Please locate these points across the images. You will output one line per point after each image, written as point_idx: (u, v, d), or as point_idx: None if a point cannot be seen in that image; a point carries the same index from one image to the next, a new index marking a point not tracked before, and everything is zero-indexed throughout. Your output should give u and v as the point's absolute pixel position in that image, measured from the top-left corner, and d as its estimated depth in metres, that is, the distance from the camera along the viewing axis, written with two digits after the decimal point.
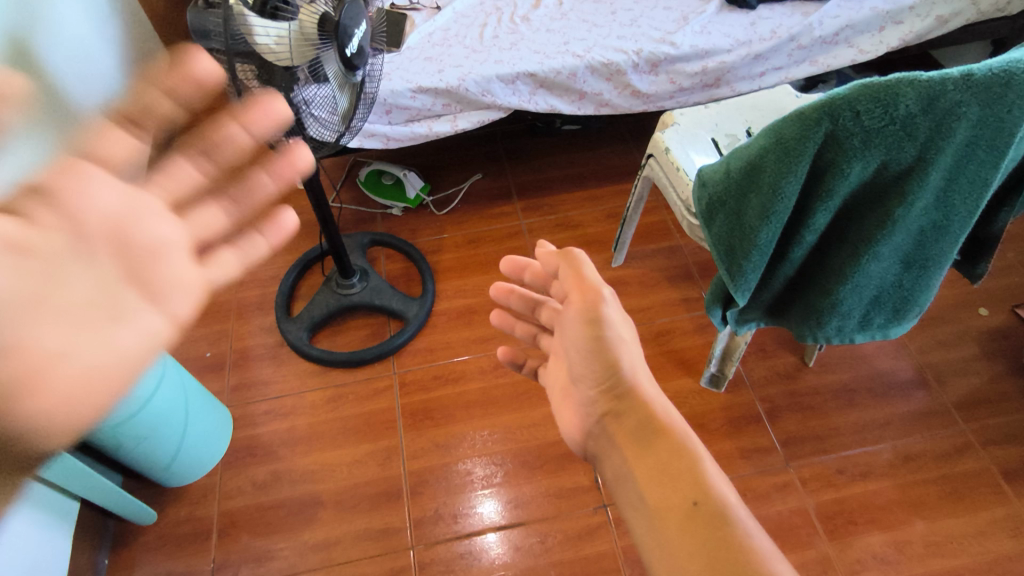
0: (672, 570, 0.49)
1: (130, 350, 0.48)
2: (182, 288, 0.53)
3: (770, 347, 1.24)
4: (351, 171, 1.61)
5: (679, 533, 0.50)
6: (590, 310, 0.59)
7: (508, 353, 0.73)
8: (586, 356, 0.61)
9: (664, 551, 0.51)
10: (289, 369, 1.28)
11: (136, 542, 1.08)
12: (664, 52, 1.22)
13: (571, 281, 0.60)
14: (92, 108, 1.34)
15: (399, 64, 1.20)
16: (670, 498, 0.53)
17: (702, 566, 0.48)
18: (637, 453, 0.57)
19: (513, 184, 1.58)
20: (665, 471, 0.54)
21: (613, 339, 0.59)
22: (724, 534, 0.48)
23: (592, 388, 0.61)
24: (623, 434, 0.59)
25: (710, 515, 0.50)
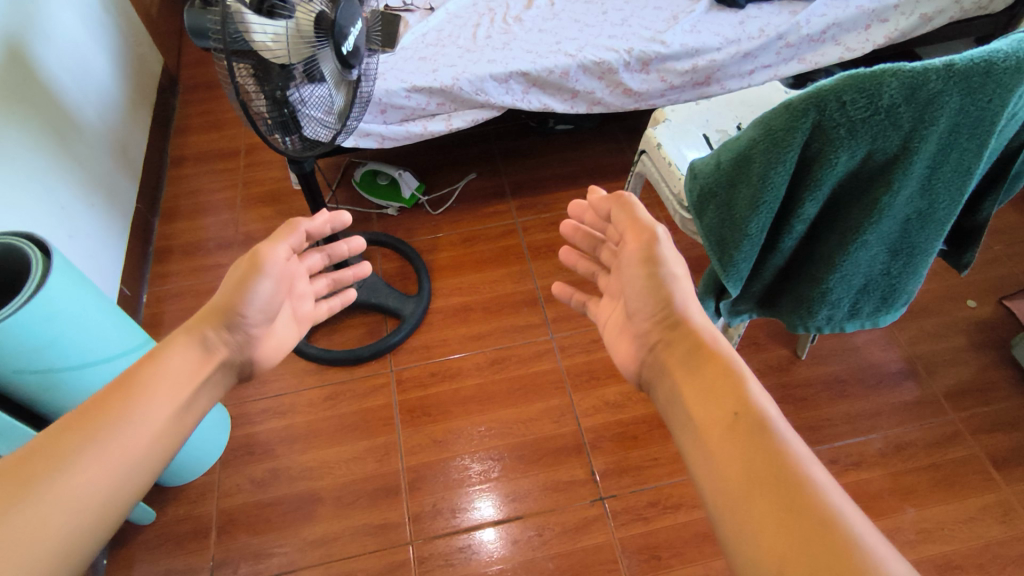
0: (713, 474, 0.51)
1: (275, 340, 0.71)
2: (301, 323, 0.76)
3: (763, 341, 1.26)
4: (346, 171, 1.62)
5: (721, 442, 0.52)
6: (646, 249, 0.66)
7: (561, 288, 0.80)
8: (641, 292, 0.67)
9: (705, 459, 0.53)
10: (286, 367, 1.29)
11: (135, 541, 1.08)
12: (655, 50, 1.24)
13: (626, 224, 0.69)
14: (88, 111, 1.35)
15: (393, 64, 1.22)
16: (713, 412, 0.55)
17: (739, 469, 0.49)
18: (686, 375, 0.60)
19: (507, 183, 1.59)
20: (712, 388, 0.57)
21: (667, 276, 0.65)
22: (762, 442, 0.50)
23: (647, 320, 0.66)
24: (672, 358, 0.62)
25: (751, 425, 0.51)
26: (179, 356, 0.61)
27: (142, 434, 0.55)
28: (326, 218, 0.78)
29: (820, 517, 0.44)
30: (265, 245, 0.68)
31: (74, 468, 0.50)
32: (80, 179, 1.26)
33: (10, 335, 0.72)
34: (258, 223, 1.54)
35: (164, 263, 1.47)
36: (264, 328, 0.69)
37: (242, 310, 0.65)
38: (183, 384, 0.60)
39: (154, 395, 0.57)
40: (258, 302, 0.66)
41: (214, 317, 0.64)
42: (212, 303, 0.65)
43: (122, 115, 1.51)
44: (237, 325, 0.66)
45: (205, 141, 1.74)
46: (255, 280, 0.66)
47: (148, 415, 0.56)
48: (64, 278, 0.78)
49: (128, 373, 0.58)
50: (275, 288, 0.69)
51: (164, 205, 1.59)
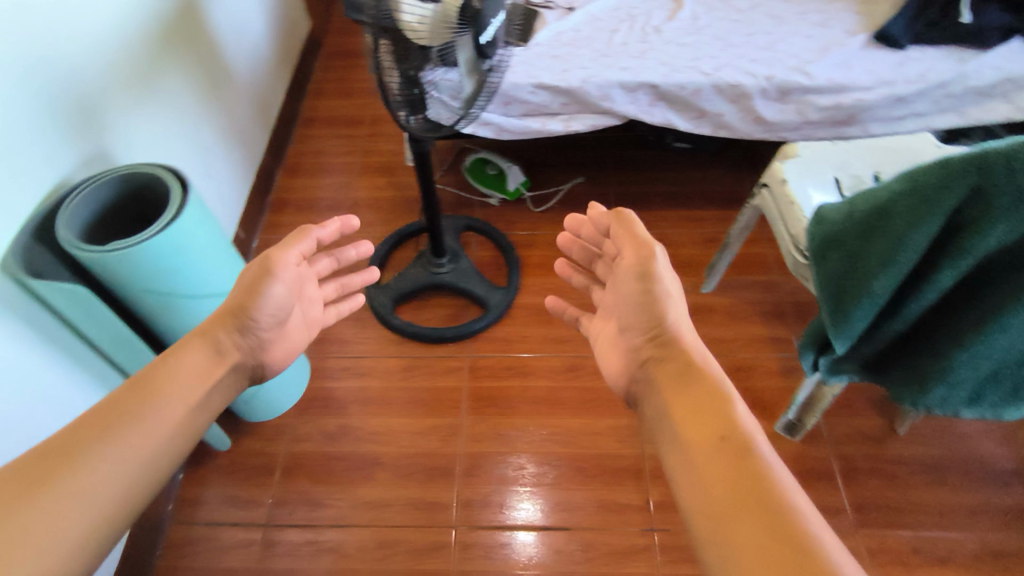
0: (699, 495, 0.51)
1: (286, 346, 0.75)
2: (309, 327, 0.79)
3: (858, 405, 1.17)
4: (459, 156, 1.66)
5: (708, 463, 0.52)
6: (644, 266, 0.67)
7: (554, 303, 0.82)
8: (635, 306, 0.68)
9: (693, 480, 0.53)
10: (370, 333, 1.34)
11: (210, 464, 1.17)
12: (797, 81, 1.18)
13: (625, 238, 0.70)
14: (239, 64, 1.46)
15: (525, 58, 1.23)
16: (701, 431, 0.55)
17: (725, 491, 0.50)
18: (675, 394, 0.60)
19: (613, 193, 1.57)
20: (699, 410, 0.57)
21: (660, 293, 0.66)
22: (747, 464, 0.50)
23: (639, 336, 0.67)
24: (661, 379, 0.62)
25: (736, 447, 0.52)
26: (195, 354, 0.65)
27: (155, 434, 0.58)
28: (337, 224, 0.77)
29: (801, 543, 0.44)
30: (277, 254, 0.71)
31: (89, 465, 0.54)
32: (222, 125, 1.36)
33: (145, 256, 0.80)
34: (369, 191, 1.61)
35: (279, 214, 1.57)
36: (277, 332, 0.72)
37: (255, 315, 0.69)
38: (199, 383, 0.64)
39: (163, 399, 0.60)
40: (271, 306, 0.70)
41: (229, 318, 0.68)
42: (224, 311, 0.68)
43: (267, 71, 1.62)
44: (250, 330, 0.69)
45: (334, 106, 1.84)
46: (268, 286, 0.69)
47: (163, 415, 0.60)
48: (197, 213, 0.85)
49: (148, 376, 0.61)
50: (289, 291, 0.72)
51: (288, 160, 1.69)
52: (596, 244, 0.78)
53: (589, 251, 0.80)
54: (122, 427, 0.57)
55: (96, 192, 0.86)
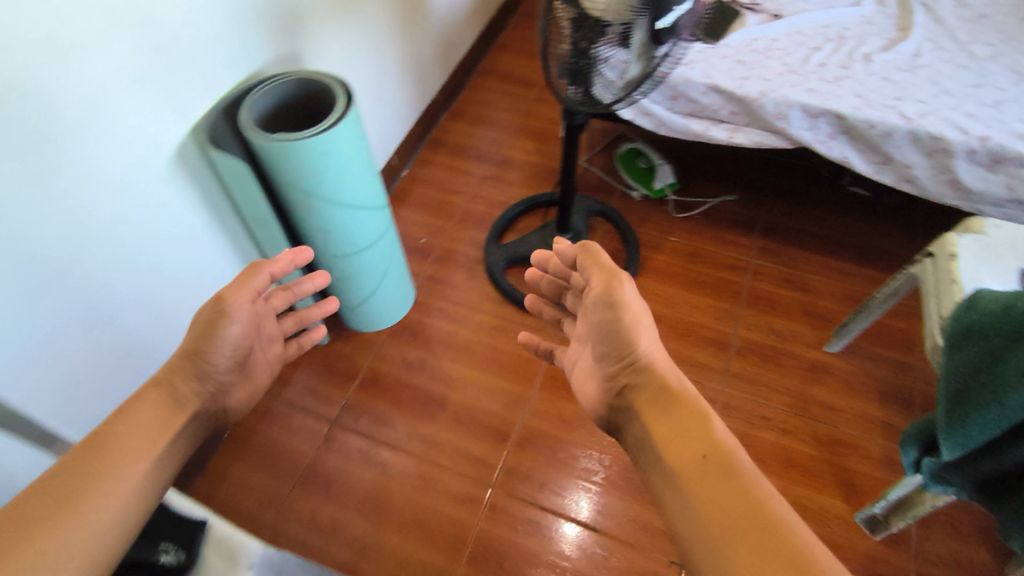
0: (693, 517, 0.54)
1: (242, 393, 0.76)
2: (268, 364, 0.81)
3: (965, 530, 1.01)
4: (615, 141, 1.63)
5: (697, 484, 0.56)
6: (607, 295, 0.69)
7: (526, 337, 0.86)
8: (607, 335, 0.70)
9: (684, 503, 0.56)
10: (476, 284, 1.39)
11: (306, 353, 1.30)
12: (1017, 151, 1.00)
13: (594, 268, 0.72)
14: (438, 4, 1.54)
15: (707, 56, 1.17)
16: (683, 453, 0.58)
17: (717, 511, 0.53)
18: (656, 414, 0.63)
19: (761, 219, 1.46)
20: (681, 433, 0.60)
21: (629, 318, 0.69)
22: (735, 484, 0.54)
23: (614, 365, 0.70)
24: (639, 403, 0.65)
25: (720, 466, 0.56)
26: (149, 410, 0.66)
27: (118, 491, 0.59)
28: (288, 257, 0.77)
29: (796, 554, 0.48)
30: (228, 296, 0.70)
31: (48, 533, 0.54)
32: (405, 57, 1.45)
33: (298, 154, 0.89)
34: (518, 153, 1.65)
35: (432, 152, 1.66)
36: (233, 377, 0.73)
37: (210, 358, 0.69)
38: (159, 437, 0.64)
39: (122, 458, 0.61)
40: (227, 348, 0.70)
41: (188, 365, 0.69)
42: (178, 362, 0.68)
43: (462, 17, 1.69)
44: (207, 375, 0.70)
45: (513, 64, 1.88)
46: (223, 328, 0.69)
47: (123, 473, 0.60)
48: (351, 128, 0.93)
49: (104, 434, 0.62)
50: (245, 330, 0.72)
51: (456, 105, 1.77)
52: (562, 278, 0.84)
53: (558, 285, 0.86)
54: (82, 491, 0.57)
55: (278, 88, 0.96)
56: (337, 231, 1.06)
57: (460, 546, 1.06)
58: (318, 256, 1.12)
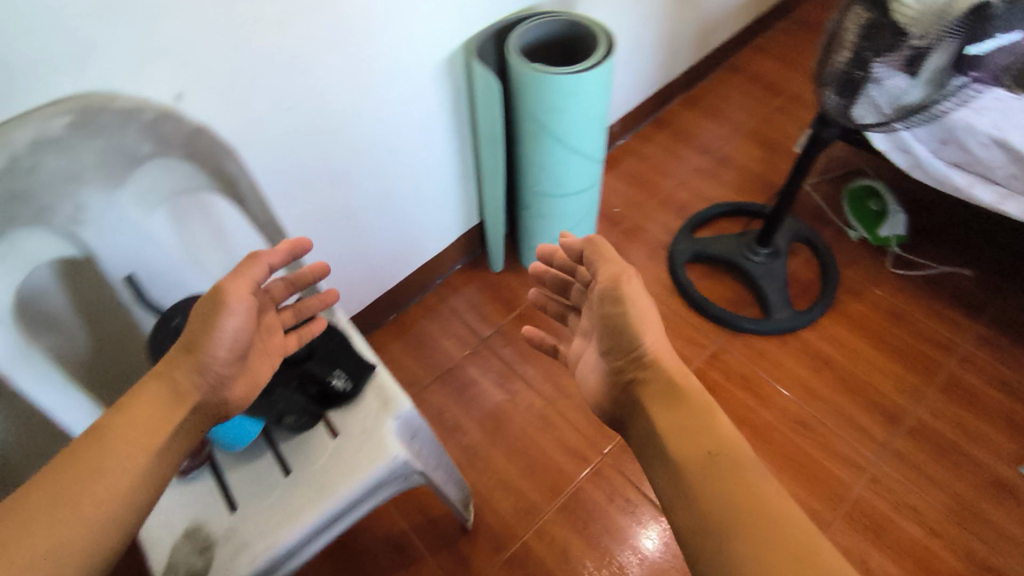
0: (693, 509, 0.57)
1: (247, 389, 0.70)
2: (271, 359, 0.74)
3: None
4: (850, 173, 1.51)
5: (698, 478, 0.58)
6: (608, 290, 0.67)
7: (528, 329, 0.84)
8: (610, 330, 0.68)
9: (683, 495, 0.58)
10: (653, 267, 1.39)
11: (480, 273, 1.41)
12: None
13: (597, 265, 0.70)
14: None
15: (1005, 106, 1.02)
16: (687, 446, 0.60)
17: (718, 505, 0.55)
18: (662, 406, 0.64)
19: (995, 306, 1.27)
20: (688, 434, 0.61)
21: (631, 314, 0.67)
22: (738, 485, 0.56)
23: (618, 359, 0.69)
24: (646, 399, 0.65)
25: (726, 463, 0.58)
26: (151, 405, 0.61)
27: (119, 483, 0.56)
28: (287, 247, 0.71)
29: (797, 551, 0.52)
30: (229, 289, 0.64)
31: (46, 521, 0.53)
32: (664, 30, 1.45)
33: (548, 85, 0.96)
34: (741, 155, 1.59)
35: (654, 130, 1.66)
36: (237, 367, 0.67)
37: (210, 350, 0.63)
38: (159, 430, 0.61)
39: (120, 452, 0.58)
40: (228, 340, 0.64)
41: (191, 364, 0.63)
42: (185, 360, 0.63)
43: (733, 6, 1.64)
44: (209, 369, 0.64)
45: (767, 67, 1.80)
46: (221, 321, 0.63)
47: (122, 467, 0.57)
48: (602, 77, 0.97)
49: (92, 437, 0.58)
50: (246, 323, 0.65)
51: (693, 92, 1.74)
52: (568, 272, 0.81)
53: (562, 279, 0.83)
54: (81, 479, 0.55)
55: (550, 25, 1.04)
56: (551, 170, 1.12)
57: (557, 492, 1.11)
58: (524, 188, 1.20)
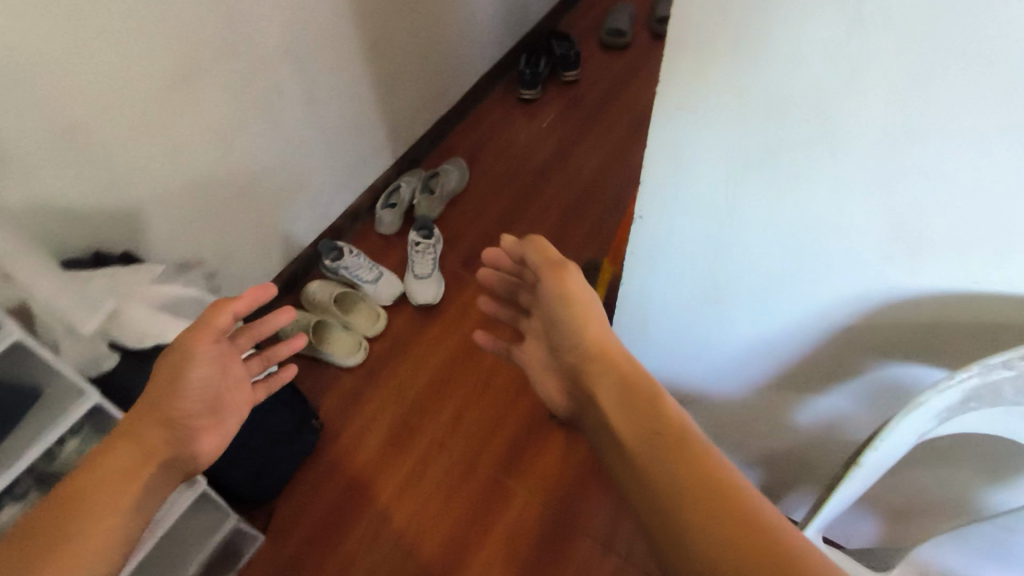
0: (648, 499, 0.54)
1: (214, 436, 0.70)
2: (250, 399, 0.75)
3: None
4: None
5: (651, 460, 0.55)
6: (553, 290, 0.68)
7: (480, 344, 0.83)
8: (561, 327, 0.69)
9: (637, 482, 0.55)
10: None
11: None
12: None
13: (540, 258, 0.71)
14: None
15: None
16: (635, 430, 0.58)
17: (671, 489, 0.52)
18: (616, 394, 0.62)
19: None
20: (624, 398, 0.61)
21: (573, 312, 0.68)
22: (695, 469, 0.53)
23: (573, 355, 0.68)
24: (602, 394, 0.63)
25: (669, 439, 0.56)
26: (125, 456, 0.62)
27: (115, 489, 0.59)
28: (254, 294, 0.67)
29: (748, 516, 0.49)
30: (194, 346, 0.65)
31: (66, 529, 0.55)
32: None
33: None
34: None
35: None
36: (205, 420, 0.69)
37: (179, 403, 0.65)
38: (145, 453, 0.63)
39: (109, 471, 0.60)
40: (195, 392, 0.66)
41: (161, 419, 0.65)
42: (155, 418, 0.64)
43: None
44: (178, 423, 0.66)
45: None
46: (189, 372, 0.65)
47: (116, 483, 0.60)
48: None
49: (71, 486, 0.58)
50: (212, 374, 0.67)
51: None
52: (515, 271, 0.84)
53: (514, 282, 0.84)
54: (76, 497, 0.57)
55: None
56: None
57: None
58: None
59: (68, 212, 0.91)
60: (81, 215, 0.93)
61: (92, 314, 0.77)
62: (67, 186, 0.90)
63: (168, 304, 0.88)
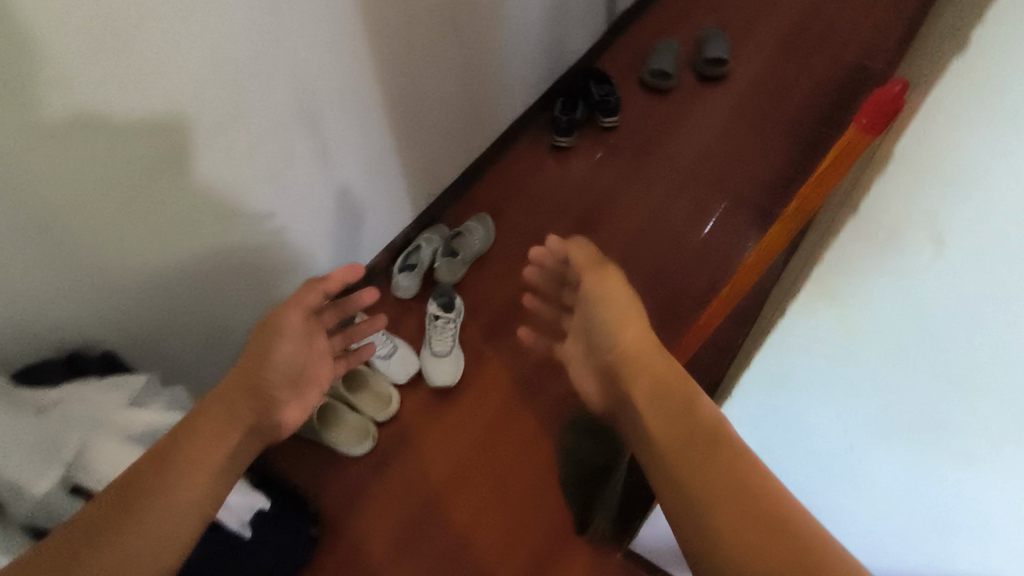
0: (682, 491, 0.53)
1: (294, 410, 0.75)
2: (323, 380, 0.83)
3: None
4: None
5: (688, 459, 0.53)
6: (598, 294, 0.68)
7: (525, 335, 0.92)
8: (602, 325, 0.67)
9: (670, 476, 0.54)
10: None
11: None
12: None
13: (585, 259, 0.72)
14: None
15: None
16: (671, 426, 0.56)
17: (713, 488, 0.51)
18: (653, 390, 0.59)
19: None
20: (659, 396, 0.59)
21: (617, 315, 0.66)
22: (739, 475, 0.51)
23: (611, 354, 0.65)
24: (638, 392, 0.60)
25: (708, 441, 0.54)
26: (209, 431, 0.64)
27: (195, 468, 0.61)
28: (342, 273, 0.80)
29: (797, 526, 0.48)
30: (285, 320, 0.73)
31: (148, 504, 0.57)
32: None
33: None
34: None
35: None
36: (285, 396, 0.73)
37: (267, 374, 0.70)
38: (231, 427, 0.66)
39: (196, 442, 0.63)
40: (281, 368, 0.71)
41: (251, 389, 0.68)
42: (246, 390, 0.68)
43: None
44: (265, 392, 0.70)
45: None
46: (279, 346, 0.71)
47: (202, 457, 0.62)
48: None
49: (158, 462, 0.60)
50: (299, 348, 0.75)
51: None
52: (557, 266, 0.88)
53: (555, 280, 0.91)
54: (159, 475, 0.59)
55: None
56: None
57: None
58: None
59: (104, 123, 0.76)
60: (114, 128, 0.77)
61: (53, 467, 0.66)
62: (119, 155, 0.79)
63: (144, 435, 0.76)
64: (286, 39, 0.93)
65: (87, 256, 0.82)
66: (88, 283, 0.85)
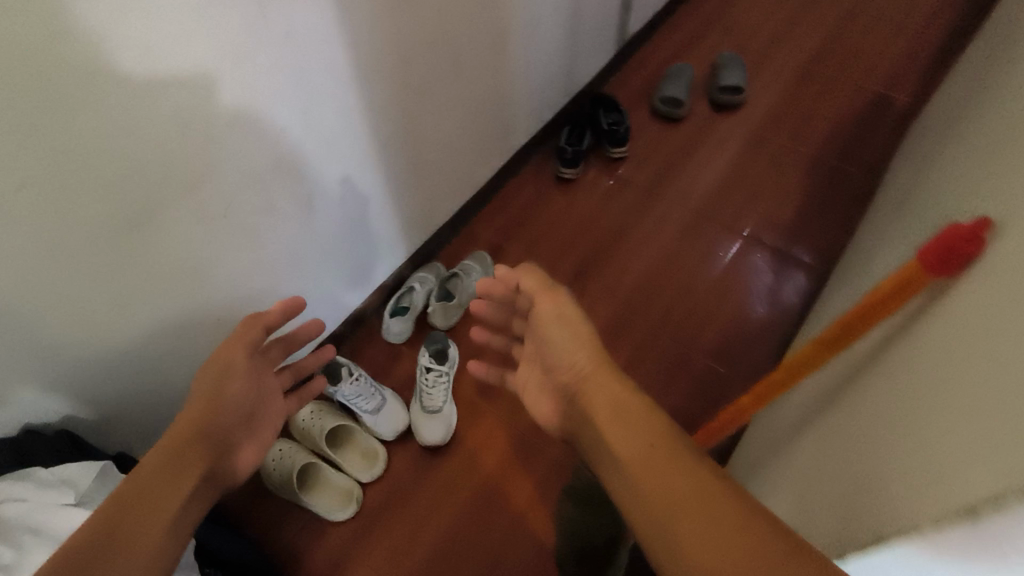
0: (648, 504, 0.50)
1: (249, 449, 0.77)
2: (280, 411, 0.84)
3: None
4: None
5: (652, 474, 0.51)
6: (550, 322, 0.68)
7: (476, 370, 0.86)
8: (556, 348, 0.66)
9: (633, 493, 0.51)
10: None
11: None
12: None
13: (538, 286, 0.70)
14: None
15: None
16: (633, 440, 0.54)
17: (678, 500, 0.48)
18: (611, 406, 0.58)
19: None
20: (619, 411, 0.57)
21: (568, 339, 0.66)
22: (695, 484, 0.48)
23: (564, 376, 0.65)
24: (597, 413, 0.58)
25: (669, 454, 0.51)
26: (167, 467, 0.65)
27: (165, 497, 0.62)
28: (285, 303, 0.83)
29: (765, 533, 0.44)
30: (234, 355, 0.75)
31: (130, 531, 0.58)
32: None
33: None
34: None
35: None
36: (240, 433, 0.75)
37: (218, 412, 0.71)
38: (192, 461, 0.67)
39: (162, 474, 0.64)
40: (230, 407, 0.73)
41: (204, 429, 0.69)
42: (200, 428, 0.69)
43: None
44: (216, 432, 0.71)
45: None
46: (230, 385, 0.74)
47: (168, 490, 0.63)
48: None
49: (127, 495, 0.60)
50: (249, 387, 0.77)
51: None
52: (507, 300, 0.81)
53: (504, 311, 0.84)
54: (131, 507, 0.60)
55: None
56: None
57: None
58: None
59: (111, 83, 0.66)
60: (120, 90, 0.68)
61: None
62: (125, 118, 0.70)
63: None
64: (303, 88, 0.89)
65: (69, 240, 0.72)
66: (61, 275, 0.73)
